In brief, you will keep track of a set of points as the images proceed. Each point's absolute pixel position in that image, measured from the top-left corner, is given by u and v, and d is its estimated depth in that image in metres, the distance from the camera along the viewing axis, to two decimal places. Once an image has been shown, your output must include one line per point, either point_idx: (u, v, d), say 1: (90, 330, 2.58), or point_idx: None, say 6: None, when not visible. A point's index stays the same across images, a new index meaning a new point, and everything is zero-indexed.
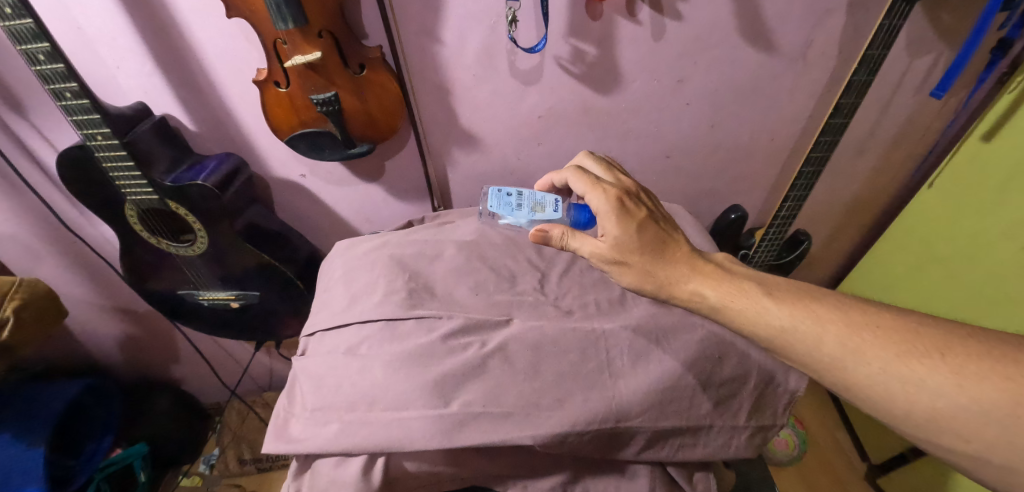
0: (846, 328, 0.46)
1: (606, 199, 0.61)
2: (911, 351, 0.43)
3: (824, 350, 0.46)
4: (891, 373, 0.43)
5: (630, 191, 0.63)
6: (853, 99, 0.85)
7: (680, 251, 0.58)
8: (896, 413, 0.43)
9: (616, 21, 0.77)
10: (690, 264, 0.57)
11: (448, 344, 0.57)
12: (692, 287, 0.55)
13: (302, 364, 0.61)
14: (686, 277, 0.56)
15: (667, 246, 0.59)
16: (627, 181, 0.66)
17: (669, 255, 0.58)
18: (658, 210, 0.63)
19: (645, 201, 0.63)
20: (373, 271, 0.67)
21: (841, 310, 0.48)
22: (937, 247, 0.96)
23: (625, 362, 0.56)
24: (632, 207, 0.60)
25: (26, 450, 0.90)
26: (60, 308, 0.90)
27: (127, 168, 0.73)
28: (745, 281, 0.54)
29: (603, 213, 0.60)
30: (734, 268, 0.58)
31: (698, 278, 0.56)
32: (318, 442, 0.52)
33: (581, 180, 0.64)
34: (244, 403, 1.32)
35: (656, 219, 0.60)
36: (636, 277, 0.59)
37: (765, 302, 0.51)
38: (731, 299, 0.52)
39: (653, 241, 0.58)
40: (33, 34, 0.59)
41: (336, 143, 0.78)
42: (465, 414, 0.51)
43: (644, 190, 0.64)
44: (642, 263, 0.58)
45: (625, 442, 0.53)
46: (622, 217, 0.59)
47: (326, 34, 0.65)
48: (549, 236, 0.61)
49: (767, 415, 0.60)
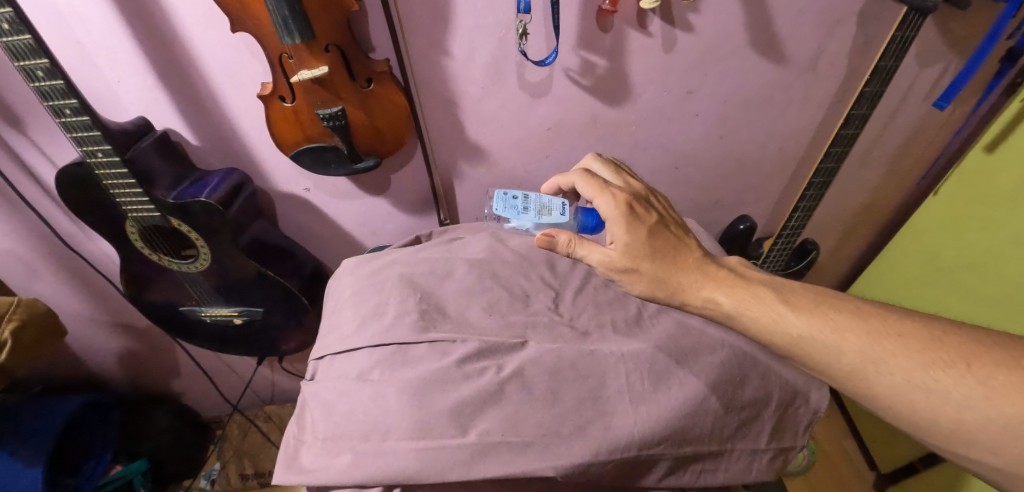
0: (868, 336, 0.45)
1: (615, 205, 0.58)
2: (937, 361, 0.42)
3: (844, 360, 0.45)
4: (915, 383, 0.42)
5: (639, 195, 0.61)
6: (864, 109, 0.84)
7: (692, 256, 0.57)
8: (921, 425, 0.42)
9: (626, 32, 0.76)
10: (703, 270, 0.56)
11: (463, 368, 0.56)
12: (706, 293, 0.54)
13: (312, 390, 0.59)
14: (698, 283, 0.55)
15: (679, 251, 0.57)
16: (636, 184, 0.64)
17: (681, 261, 0.56)
18: (668, 214, 0.61)
19: (654, 205, 0.61)
20: (384, 292, 0.66)
21: (861, 317, 0.47)
22: (943, 257, 0.96)
23: (645, 386, 0.55)
24: (641, 212, 0.58)
25: (24, 471, 0.88)
26: (59, 326, 0.88)
27: (129, 185, 0.72)
28: (761, 287, 0.53)
29: (611, 220, 0.58)
30: (748, 273, 0.56)
31: (711, 284, 0.54)
32: (330, 473, 0.51)
33: (589, 183, 0.61)
34: (246, 417, 1.30)
35: (666, 224, 0.59)
36: (647, 286, 0.57)
37: (781, 309, 0.49)
38: (748, 307, 0.51)
39: (664, 248, 0.57)
40: (31, 50, 0.57)
41: (342, 158, 0.76)
42: (484, 444, 0.50)
43: (654, 194, 0.63)
44: (654, 270, 0.56)
45: (647, 470, 0.52)
46: (631, 222, 0.57)
47: (333, 49, 0.64)
48: (556, 241, 0.58)
49: (788, 436, 0.59)
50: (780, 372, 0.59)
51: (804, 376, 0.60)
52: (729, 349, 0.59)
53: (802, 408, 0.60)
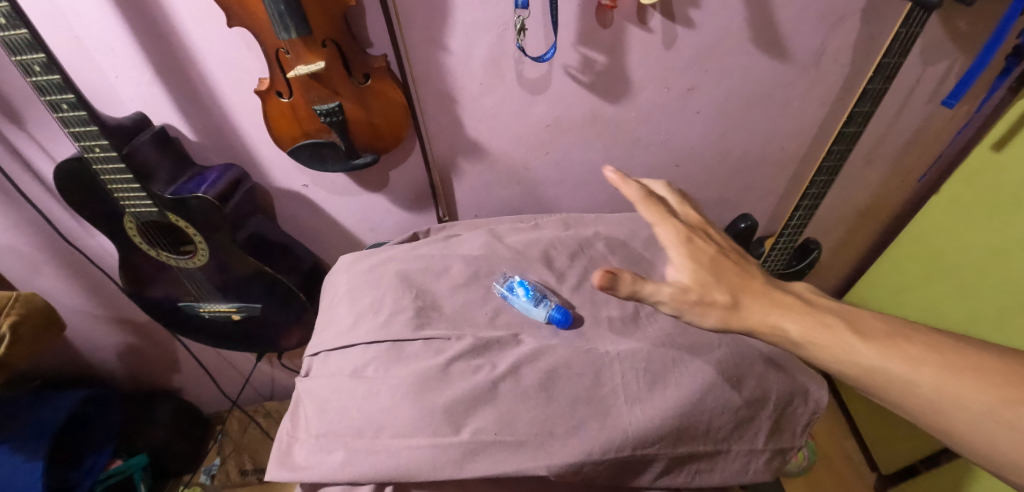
0: (944, 370, 0.40)
1: (674, 233, 0.50)
2: (1019, 397, 0.38)
3: (918, 395, 0.40)
4: (997, 421, 0.38)
5: (698, 226, 0.53)
6: (867, 106, 0.82)
7: (759, 282, 0.49)
8: (1006, 468, 0.38)
9: (626, 28, 0.75)
10: (775, 298, 0.47)
11: (458, 366, 0.56)
12: (779, 322, 0.45)
13: (307, 386, 0.59)
14: (771, 311, 0.46)
15: (747, 280, 0.49)
16: (695, 215, 0.55)
17: (751, 288, 0.48)
18: (726, 244, 0.53)
19: (714, 236, 0.53)
20: (379, 289, 0.65)
21: (936, 349, 0.42)
22: (949, 257, 0.95)
23: (641, 385, 0.54)
24: (701, 243, 0.50)
25: (24, 464, 0.89)
26: (58, 321, 0.88)
27: (126, 180, 0.71)
28: (834, 316, 0.46)
29: (672, 250, 0.49)
30: (820, 301, 0.49)
31: (785, 312, 0.46)
32: (324, 470, 0.51)
33: (650, 205, 0.51)
34: (246, 413, 1.30)
35: (729, 253, 0.51)
36: (720, 320, 0.46)
37: (855, 339, 0.43)
38: (823, 337, 0.44)
39: (733, 277, 0.48)
40: (28, 45, 0.57)
41: (340, 154, 0.76)
42: (476, 442, 0.50)
43: (715, 226, 0.55)
44: (725, 300, 0.47)
45: (640, 469, 0.52)
46: (692, 250, 0.49)
47: (329, 43, 0.63)
48: (620, 281, 0.43)
49: (784, 437, 0.58)
50: (775, 371, 0.58)
51: (800, 372, 0.60)
52: (726, 347, 0.59)
53: (800, 408, 0.59)
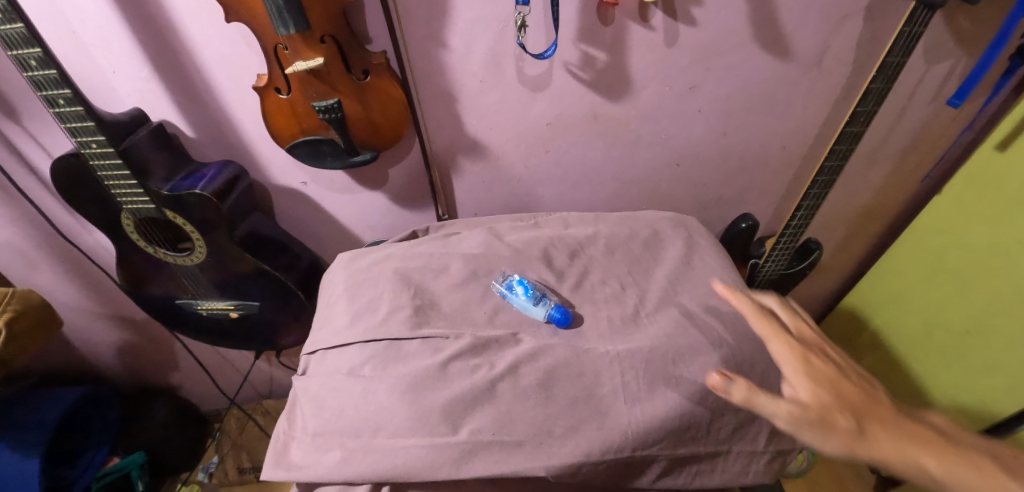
0: None
1: (790, 351, 0.53)
2: None
3: None
4: None
5: (814, 346, 0.55)
6: (870, 106, 0.81)
7: (883, 408, 0.49)
8: None
9: (627, 26, 0.74)
10: (901, 427, 0.47)
11: (455, 365, 0.55)
12: (912, 455, 0.45)
13: (303, 385, 0.59)
14: (900, 442, 0.46)
15: (870, 405, 0.49)
16: (809, 332, 0.57)
17: (876, 415, 0.48)
18: (846, 365, 0.54)
19: (832, 356, 0.54)
20: (378, 287, 0.65)
21: None
22: (951, 258, 0.94)
23: (640, 385, 0.54)
24: (818, 363, 0.52)
25: (20, 462, 0.88)
26: (54, 318, 0.88)
27: (123, 177, 0.71)
28: (973, 454, 0.46)
29: (790, 370, 0.51)
30: (952, 436, 0.49)
31: (916, 444, 0.46)
32: (320, 470, 0.50)
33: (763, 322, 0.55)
34: (244, 411, 1.30)
35: (847, 375, 0.52)
36: (845, 444, 0.46)
37: (1005, 481, 0.44)
38: (967, 478, 0.44)
39: (853, 400, 0.49)
40: (24, 40, 0.56)
41: (339, 152, 0.75)
42: (474, 443, 0.49)
43: (831, 346, 0.56)
44: (847, 424, 0.47)
45: (640, 471, 0.52)
46: (811, 371, 0.51)
47: (328, 39, 0.63)
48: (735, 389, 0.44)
49: (787, 440, 0.56)
50: (777, 373, 0.57)
51: None
52: (728, 348, 0.58)
53: None
